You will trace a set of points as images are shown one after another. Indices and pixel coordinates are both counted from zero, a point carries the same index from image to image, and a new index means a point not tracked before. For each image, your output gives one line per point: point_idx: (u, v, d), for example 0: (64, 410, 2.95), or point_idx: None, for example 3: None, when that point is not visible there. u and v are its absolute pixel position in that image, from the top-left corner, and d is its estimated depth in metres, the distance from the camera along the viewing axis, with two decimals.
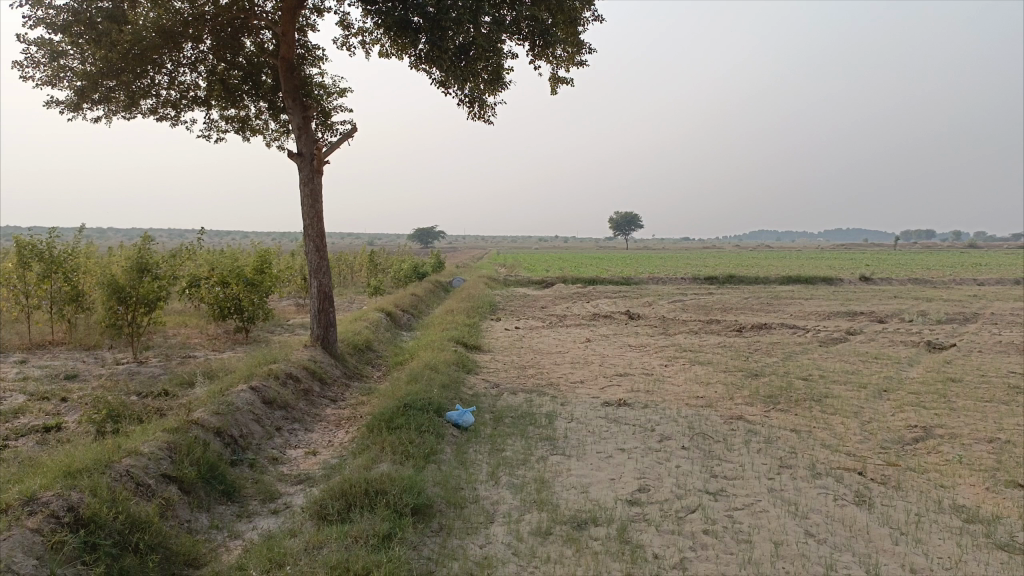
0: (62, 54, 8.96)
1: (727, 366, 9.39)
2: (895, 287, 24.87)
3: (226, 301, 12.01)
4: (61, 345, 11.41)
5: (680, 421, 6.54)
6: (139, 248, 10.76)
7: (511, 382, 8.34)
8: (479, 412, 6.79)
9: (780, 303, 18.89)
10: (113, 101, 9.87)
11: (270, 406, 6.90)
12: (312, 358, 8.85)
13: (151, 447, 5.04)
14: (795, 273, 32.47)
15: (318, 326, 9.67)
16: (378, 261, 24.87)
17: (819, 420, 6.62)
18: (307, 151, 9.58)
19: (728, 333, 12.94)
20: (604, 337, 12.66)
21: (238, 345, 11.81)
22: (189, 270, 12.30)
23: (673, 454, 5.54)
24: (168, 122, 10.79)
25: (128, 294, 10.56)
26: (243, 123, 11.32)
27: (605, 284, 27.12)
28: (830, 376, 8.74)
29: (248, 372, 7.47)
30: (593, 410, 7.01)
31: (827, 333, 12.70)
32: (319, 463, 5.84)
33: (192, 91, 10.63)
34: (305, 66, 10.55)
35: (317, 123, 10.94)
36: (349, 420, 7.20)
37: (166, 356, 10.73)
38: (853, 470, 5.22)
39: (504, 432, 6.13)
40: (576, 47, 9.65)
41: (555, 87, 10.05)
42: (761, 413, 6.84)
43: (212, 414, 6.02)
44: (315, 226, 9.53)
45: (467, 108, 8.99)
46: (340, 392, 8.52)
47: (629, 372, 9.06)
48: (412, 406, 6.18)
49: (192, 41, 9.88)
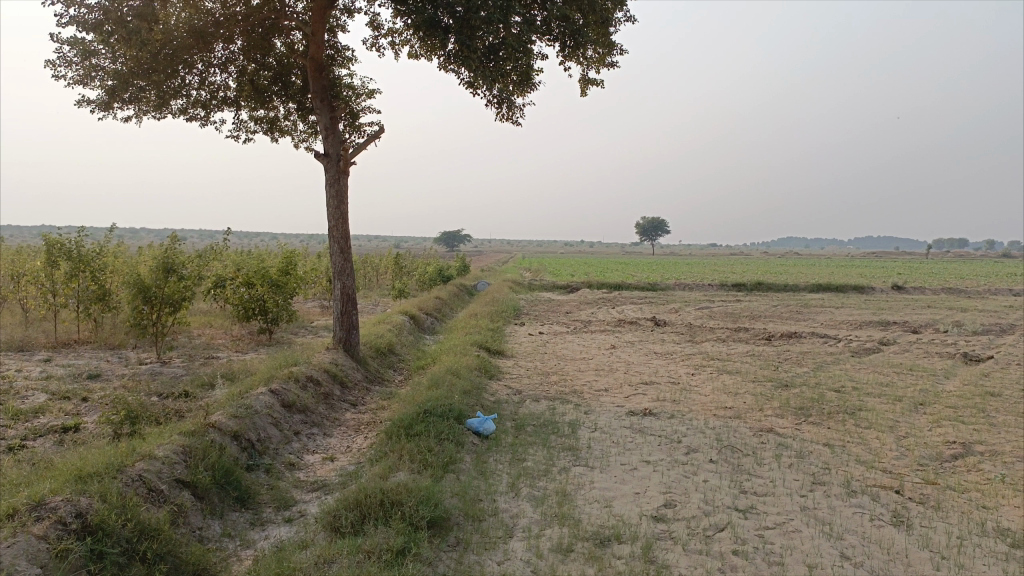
0: (93, 54, 8.97)
1: (756, 375, 9.14)
2: (928, 297, 24.35)
3: (250, 302, 11.98)
4: (87, 344, 11.46)
5: (709, 432, 6.33)
6: (165, 248, 10.75)
7: (534, 388, 8.17)
8: (501, 419, 6.64)
9: (811, 312, 18.52)
10: (143, 101, 9.88)
11: (289, 410, 6.81)
12: (333, 361, 8.76)
13: (165, 451, 4.97)
14: (824, 281, 32.00)
15: (341, 329, 9.58)
16: (403, 264, 24.89)
17: (853, 434, 6.38)
18: (333, 152, 9.51)
19: (757, 341, 12.67)
20: (629, 344, 12.45)
21: (261, 346, 11.78)
22: (214, 270, 12.29)
23: (701, 467, 5.34)
24: (197, 122, 10.79)
25: (153, 294, 10.55)
26: (272, 124, 11.30)
27: (631, 289, 26.90)
28: (863, 387, 8.47)
29: (269, 375, 7.39)
30: (617, 419, 6.83)
31: (860, 344, 12.38)
32: (336, 470, 5.72)
33: (222, 92, 10.61)
34: (334, 67, 10.48)
35: (345, 125, 10.87)
36: (369, 425, 7.08)
37: (189, 356, 10.72)
38: (889, 488, 4.98)
39: (526, 441, 5.97)
40: (606, 48, 9.49)
41: (584, 89, 9.90)
42: (792, 426, 6.62)
43: (230, 417, 5.93)
44: (340, 228, 9.45)
45: (495, 110, 8.87)
46: (361, 396, 8.42)
47: (655, 380, 8.85)
48: (432, 412, 6.05)
49: (223, 41, 9.86)
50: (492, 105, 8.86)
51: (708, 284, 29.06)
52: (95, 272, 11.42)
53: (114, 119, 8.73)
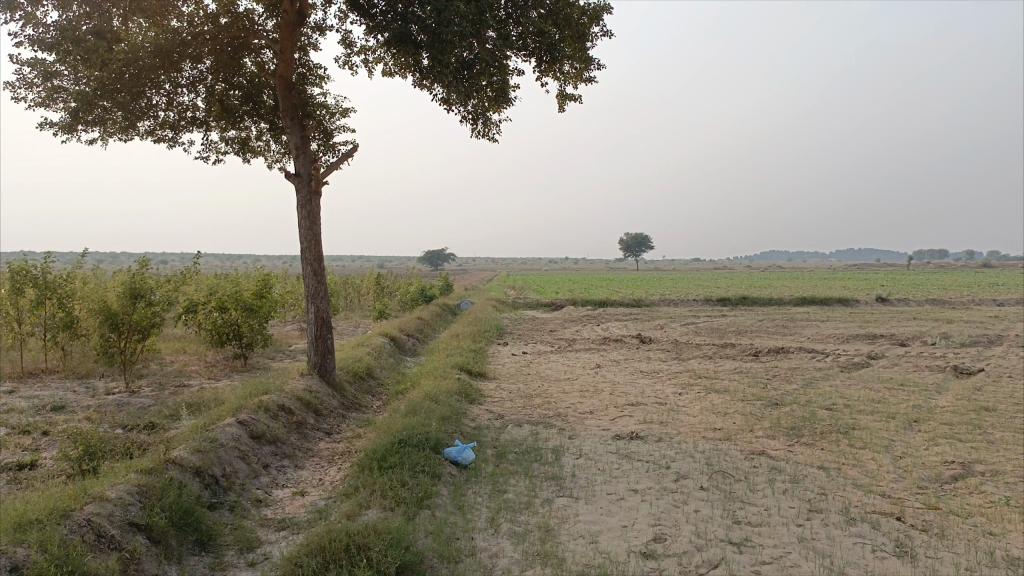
0: (54, 75, 8.65)
1: (745, 394, 8.88)
2: (913, 309, 24.30)
3: (224, 327, 11.61)
4: (53, 373, 11.04)
5: (699, 457, 6.05)
6: (133, 272, 10.38)
7: (517, 413, 7.88)
8: (481, 447, 6.33)
9: (797, 326, 18.35)
10: (108, 123, 9.55)
11: (258, 442, 6.47)
12: (307, 387, 8.41)
13: (119, 492, 4.62)
14: (809, 294, 31.93)
15: (315, 353, 9.26)
16: (384, 285, 24.55)
17: (849, 456, 6.12)
18: (305, 172, 9.23)
19: (744, 358, 12.44)
20: (615, 363, 12.17)
21: (235, 372, 11.40)
22: (187, 295, 11.92)
23: (691, 496, 5.06)
24: (166, 143, 10.48)
25: (121, 320, 10.18)
26: (243, 144, 11.01)
27: (615, 306, 26.72)
28: (855, 405, 8.22)
29: (238, 405, 7.04)
30: (603, 444, 6.54)
31: (848, 358, 12.17)
32: (306, 506, 5.39)
33: (191, 112, 10.31)
34: (306, 85, 10.23)
35: (319, 144, 10.60)
36: (343, 456, 6.75)
37: (159, 385, 10.33)
38: (890, 515, 4.71)
39: (506, 470, 5.66)
40: (584, 63, 9.30)
41: (562, 104, 9.70)
42: (785, 448, 6.35)
43: (192, 452, 5.60)
44: (312, 249, 9.16)
45: (471, 126, 8.63)
46: (336, 424, 8.08)
47: (641, 400, 8.56)
48: (407, 442, 5.74)
49: (191, 61, 9.59)
50: (467, 121, 8.62)
51: (694, 300, 28.92)
52: (62, 299, 11.01)
53: (75, 142, 8.37)
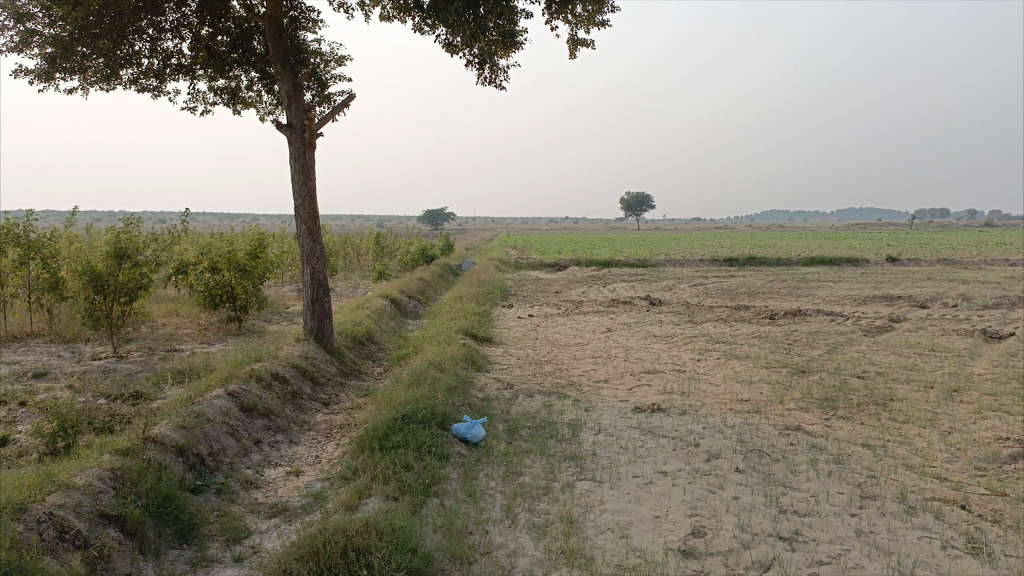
0: (27, 17, 7.94)
1: (768, 360, 8.35)
2: (926, 269, 23.75)
3: (217, 289, 11.06)
4: (39, 337, 10.52)
5: (730, 433, 5.54)
6: (117, 231, 9.77)
7: (527, 382, 7.38)
8: (491, 422, 5.81)
9: (810, 287, 17.80)
10: (88, 72, 8.86)
11: (249, 415, 5.96)
12: (303, 354, 7.88)
13: (88, 478, 4.10)
14: (817, 254, 31.15)
15: (312, 317, 8.72)
16: (384, 245, 24.03)
17: (892, 432, 5.61)
18: (298, 123, 8.58)
19: (760, 321, 11.93)
20: (625, 327, 11.61)
21: (229, 336, 10.89)
22: (177, 255, 11.35)
23: (728, 480, 4.55)
24: (150, 93, 9.81)
25: (106, 282, 9.63)
26: (233, 95, 10.34)
27: (620, 266, 26.14)
28: (888, 373, 7.71)
29: (228, 375, 6.53)
30: (623, 418, 6.03)
31: (870, 321, 11.64)
32: (300, 488, 4.89)
33: (176, 59, 9.62)
34: (299, 30, 9.51)
35: (314, 94, 9.93)
36: (342, 430, 6.24)
37: (149, 350, 9.82)
38: (953, 503, 4.23)
39: (520, 448, 5.15)
40: (597, 5, 8.60)
41: (573, 50, 9.02)
42: (822, 422, 5.84)
43: (175, 429, 5.10)
44: (307, 206, 8.57)
45: (476, 71, 7.98)
46: (335, 393, 7.56)
47: (659, 368, 8.05)
48: (411, 418, 5.21)
49: (174, 3, 8.88)
50: (473, 66, 7.97)
51: (701, 260, 28.32)
52: (46, 259, 10.45)
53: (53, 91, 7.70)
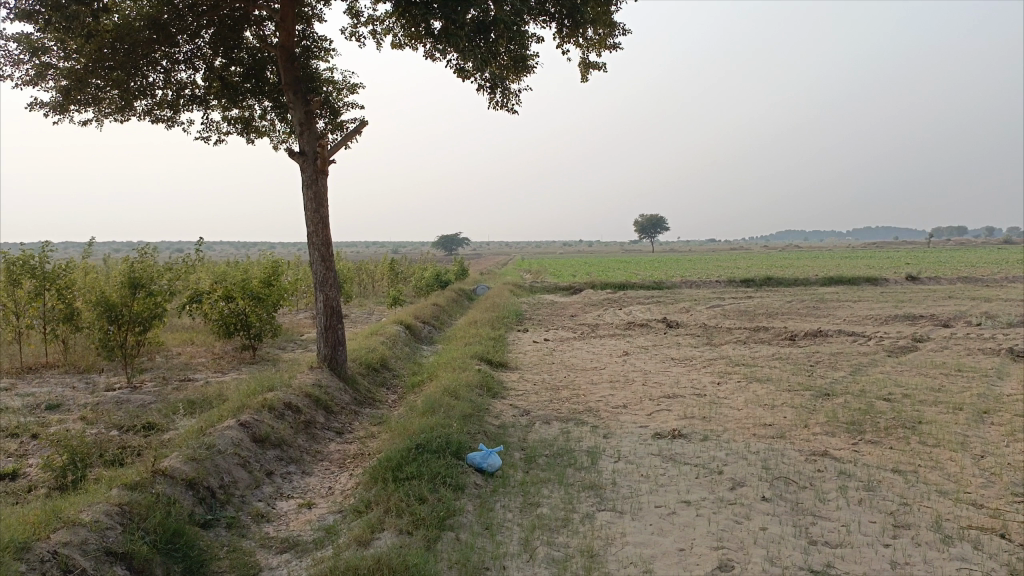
0: (43, 50, 7.97)
1: (790, 383, 8.16)
2: (947, 287, 23.44)
3: (231, 317, 11.02)
4: (53, 368, 10.49)
5: (754, 459, 5.36)
6: (131, 260, 9.75)
7: (544, 408, 7.23)
8: (508, 450, 5.67)
9: (829, 307, 17.55)
10: (103, 103, 8.89)
11: (261, 446, 5.85)
12: (316, 382, 7.77)
13: (95, 514, 4.00)
14: (835, 274, 30.81)
15: (325, 345, 8.63)
16: (399, 270, 24.01)
17: (923, 456, 5.42)
18: (310, 150, 8.55)
19: (780, 342, 11.72)
20: (643, 350, 11.44)
21: (243, 364, 10.81)
22: (191, 284, 11.33)
23: (754, 509, 4.38)
24: (164, 123, 9.84)
25: (120, 312, 9.60)
26: (247, 125, 10.36)
27: (635, 288, 25.97)
28: (915, 394, 7.50)
29: (239, 405, 6.43)
30: (643, 444, 5.87)
31: (892, 341, 11.41)
32: (313, 521, 4.76)
33: (189, 89, 9.65)
34: (311, 59, 9.53)
35: (327, 122, 9.93)
36: (355, 459, 6.11)
37: (163, 379, 9.75)
38: (991, 531, 4.05)
39: (538, 478, 5.00)
40: (608, 28, 8.56)
41: (585, 73, 8.96)
42: (849, 447, 5.65)
43: (185, 462, 4.99)
44: (320, 233, 8.51)
45: (488, 95, 7.93)
46: (348, 422, 7.44)
47: (678, 392, 7.87)
48: (426, 448, 5.08)
49: (187, 34, 8.94)
50: (485, 91, 7.92)
51: (717, 281, 28.09)
52: (61, 290, 10.44)
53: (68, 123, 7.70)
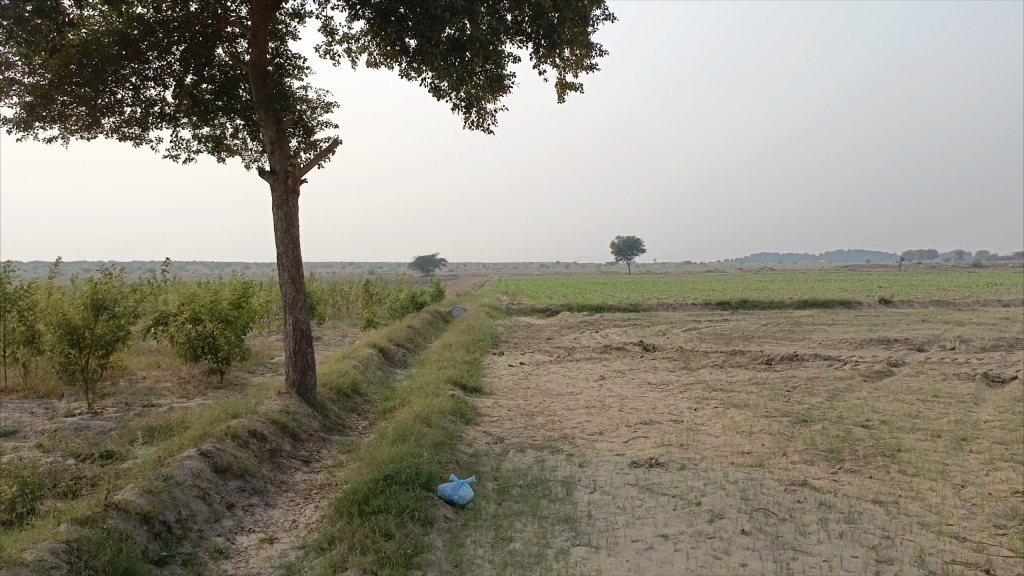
0: (7, 66, 7.71)
1: (767, 409, 8.05)
2: (920, 311, 23.62)
3: (199, 340, 10.74)
4: (11, 392, 10.13)
5: (732, 490, 5.22)
6: (94, 282, 9.46)
7: (518, 435, 7.06)
8: (480, 480, 5.49)
9: (804, 331, 17.57)
10: (70, 120, 8.64)
11: (223, 477, 5.61)
12: (284, 409, 7.53)
13: (39, 553, 3.76)
14: (809, 297, 31.04)
15: (294, 369, 8.40)
16: (374, 292, 23.75)
17: (903, 486, 5.32)
18: (281, 169, 8.37)
19: (757, 367, 11.65)
20: (618, 374, 11.30)
21: (211, 389, 10.53)
22: (158, 306, 11.04)
23: (734, 543, 4.24)
24: (132, 141, 9.60)
25: (82, 335, 9.30)
26: (217, 143, 10.15)
27: (612, 311, 25.91)
28: (893, 421, 7.43)
29: (202, 433, 6.19)
30: (619, 474, 5.72)
31: (868, 366, 11.39)
32: (275, 557, 4.54)
33: (158, 106, 9.45)
34: (285, 77, 9.39)
35: (300, 141, 9.76)
36: (322, 490, 5.89)
37: (126, 404, 9.44)
38: (976, 566, 3.94)
39: (510, 510, 4.82)
40: (585, 49, 8.51)
41: (562, 94, 8.90)
42: (829, 477, 5.54)
43: (140, 494, 4.76)
44: (290, 254, 8.32)
45: (463, 115, 7.83)
46: (316, 450, 7.21)
47: (655, 418, 7.74)
48: (395, 479, 4.89)
49: (157, 50, 8.76)
50: (460, 110, 7.82)
51: (693, 303, 28.13)
52: (22, 311, 10.12)
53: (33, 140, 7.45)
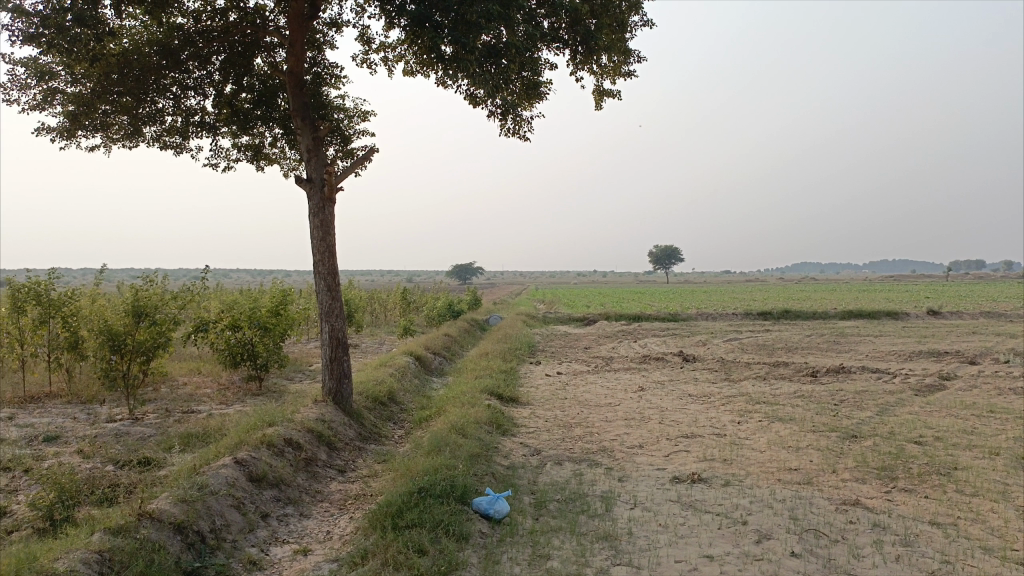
0: (51, 75, 7.84)
1: (814, 423, 7.78)
2: (970, 322, 22.91)
3: (238, 347, 10.78)
4: (55, 398, 10.26)
5: (780, 508, 5.01)
6: (136, 289, 9.55)
7: (555, 447, 6.91)
8: (517, 493, 5.35)
9: (850, 342, 17.12)
10: (112, 129, 8.73)
11: (257, 486, 5.56)
12: (320, 417, 7.48)
13: (70, 563, 3.71)
14: (854, 307, 30.35)
15: (330, 378, 8.36)
16: (411, 300, 23.77)
17: (961, 507, 5.05)
18: (317, 177, 8.35)
19: (801, 379, 11.33)
20: (658, 385, 11.08)
21: (249, 396, 10.55)
22: (198, 313, 11.12)
23: (783, 566, 4.04)
24: (173, 150, 9.69)
25: (123, 342, 9.38)
26: (256, 152, 10.21)
27: (650, 320, 25.60)
28: (947, 437, 7.12)
29: (237, 441, 6.15)
30: (661, 489, 5.53)
31: (918, 379, 11.00)
32: (307, 570, 4.46)
33: (199, 115, 9.52)
34: (323, 86, 9.39)
35: (337, 149, 9.76)
36: (356, 501, 5.81)
37: (165, 411, 9.49)
38: None
39: (548, 526, 4.68)
40: (623, 55, 8.37)
41: (599, 101, 8.76)
42: (882, 496, 5.29)
43: (174, 503, 4.71)
44: (326, 262, 8.29)
45: (499, 122, 7.73)
46: (351, 459, 7.14)
47: (697, 432, 7.52)
48: (429, 492, 4.78)
49: (198, 60, 8.82)
50: (496, 117, 7.72)
51: (734, 313, 27.65)
52: (67, 317, 10.25)
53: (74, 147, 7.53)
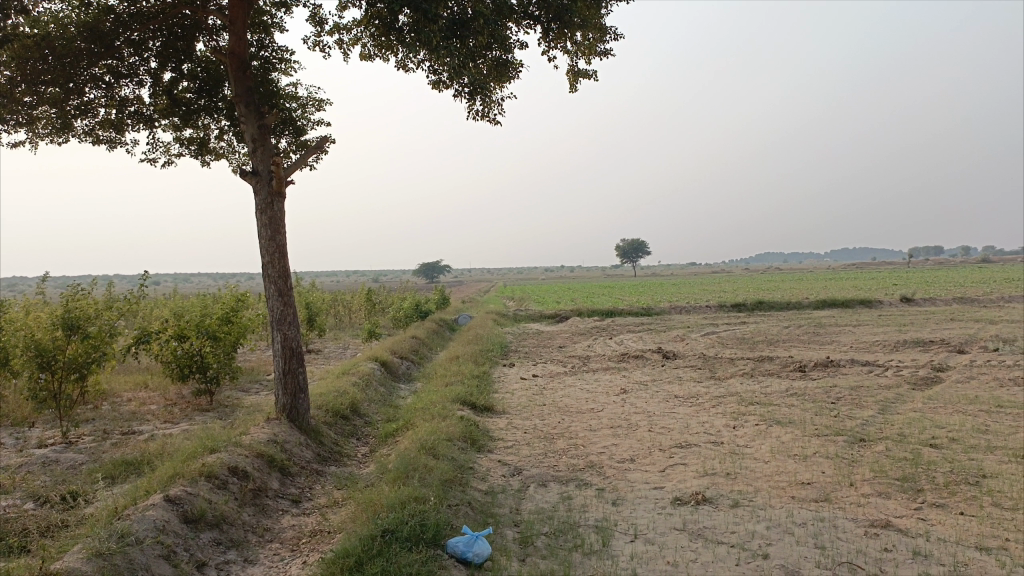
0: None
1: (816, 426, 7.15)
2: (946, 309, 22.62)
3: (186, 359, 9.87)
4: None
5: (803, 535, 4.34)
6: (66, 299, 8.59)
7: (537, 465, 6.18)
8: (499, 528, 4.61)
9: (831, 333, 16.64)
10: (39, 124, 7.72)
11: (193, 528, 4.73)
12: (271, 437, 6.64)
13: None
14: (826, 296, 30.07)
15: (284, 393, 7.53)
16: (376, 301, 22.85)
17: (1006, 525, 4.44)
18: (264, 169, 7.50)
19: (790, 375, 10.73)
20: (641, 387, 10.37)
21: (199, 413, 9.65)
22: (142, 324, 10.17)
23: None
24: (108, 145, 8.75)
25: (52, 358, 8.42)
26: (201, 146, 9.31)
27: (624, 316, 24.98)
28: (964, 439, 6.53)
29: (172, 473, 5.31)
30: (662, 515, 4.83)
31: (912, 372, 10.46)
32: None
33: (135, 107, 8.59)
34: (272, 71, 8.54)
35: (290, 141, 8.92)
36: (312, 540, 5.02)
37: (103, 433, 8.55)
38: None
39: (540, 568, 3.95)
40: (599, 32, 7.65)
41: (573, 81, 8.04)
42: (913, 515, 4.65)
43: (86, 560, 3.88)
44: (277, 264, 7.46)
45: (467, 103, 6.99)
46: (308, 485, 6.34)
47: (691, 441, 6.84)
48: (396, 535, 4.03)
49: (132, 45, 7.92)
50: (463, 98, 6.97)
51: (709, 305, 27.12)
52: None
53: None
